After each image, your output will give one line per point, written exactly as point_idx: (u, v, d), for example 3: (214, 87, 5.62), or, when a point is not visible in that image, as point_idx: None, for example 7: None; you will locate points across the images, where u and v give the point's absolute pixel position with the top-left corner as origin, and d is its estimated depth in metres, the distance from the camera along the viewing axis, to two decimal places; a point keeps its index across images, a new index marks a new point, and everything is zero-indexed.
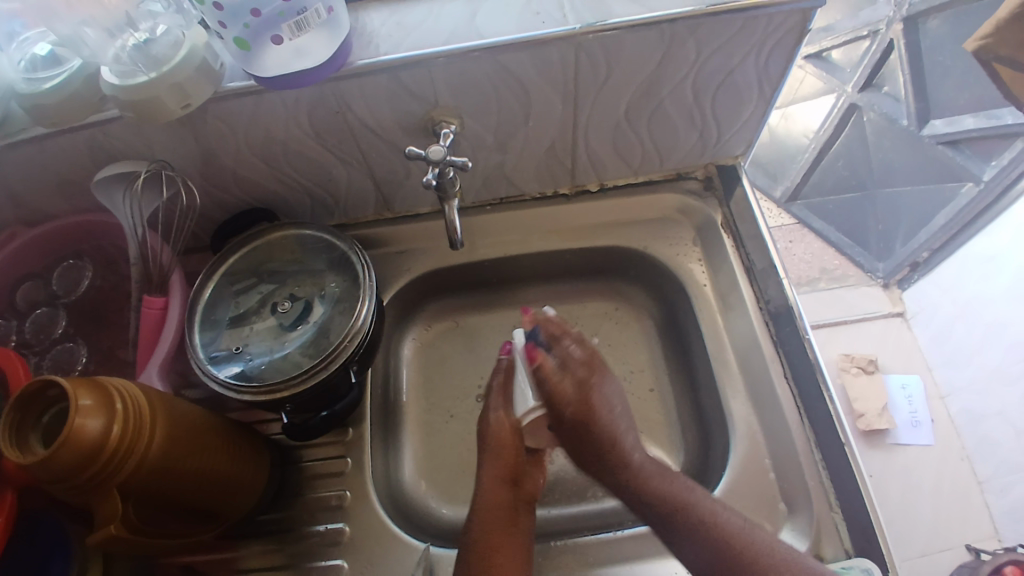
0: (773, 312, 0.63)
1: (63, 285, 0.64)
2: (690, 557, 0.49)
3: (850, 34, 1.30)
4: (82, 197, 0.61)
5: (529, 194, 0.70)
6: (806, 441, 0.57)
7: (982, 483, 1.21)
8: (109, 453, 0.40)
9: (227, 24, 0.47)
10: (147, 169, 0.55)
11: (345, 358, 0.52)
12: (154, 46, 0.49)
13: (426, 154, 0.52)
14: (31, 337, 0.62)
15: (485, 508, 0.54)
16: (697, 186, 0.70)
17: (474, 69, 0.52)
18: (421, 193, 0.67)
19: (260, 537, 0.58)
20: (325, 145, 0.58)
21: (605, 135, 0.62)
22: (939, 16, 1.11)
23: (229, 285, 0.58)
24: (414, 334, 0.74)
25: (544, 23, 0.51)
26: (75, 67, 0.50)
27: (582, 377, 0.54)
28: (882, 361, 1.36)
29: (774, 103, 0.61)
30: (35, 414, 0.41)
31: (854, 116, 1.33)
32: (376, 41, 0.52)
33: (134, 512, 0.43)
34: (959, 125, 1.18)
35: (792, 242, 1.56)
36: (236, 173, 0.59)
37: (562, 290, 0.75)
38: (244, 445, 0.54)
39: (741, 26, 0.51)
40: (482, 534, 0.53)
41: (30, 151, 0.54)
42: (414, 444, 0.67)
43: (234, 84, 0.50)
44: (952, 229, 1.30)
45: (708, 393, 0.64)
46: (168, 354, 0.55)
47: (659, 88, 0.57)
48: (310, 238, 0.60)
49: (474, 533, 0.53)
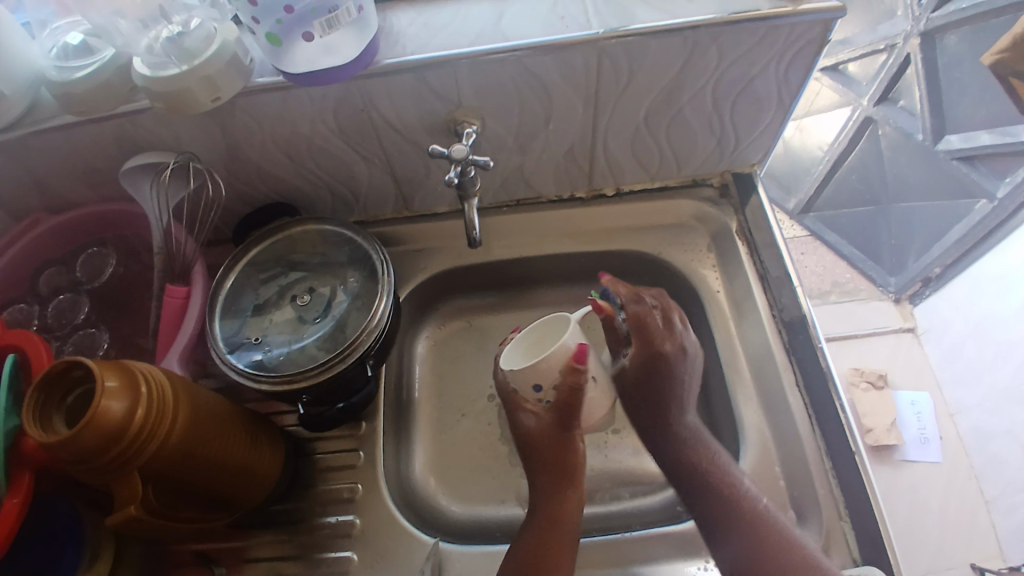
0: (787, 321, 0.63)
1: (86, 271, 0.64)
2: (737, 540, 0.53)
3: (868, 48, 1.28)
4: (108, 187, 0.62)
5: (546, 197, 0.71)
6: (817, 449, 0.58)
7: (989, 502, 1.20)
8: (131, 437, 0.40)
9: (261, 19, 0.49)
10: (175, 162, 0.56)
11: (362, 352, 0.52)
12: (186, 39, 0.50)
13: (448, 153, 0.53)
14: (52, 322, 0.63)
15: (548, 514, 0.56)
16: (713, 193, 0.71)
17: (498, 70, 0.53)
18: (440, 192, 0.68)
19: (271, 527, 0.59)
20: (348, 143, 0.59)
21: (624, 140, 0.63)
22: (957, 32, 1.11)
23: (250, 276, 0.59)
24: (428, 332, 0.74)
25: (569, 27, 0.52)
26: (106, 57, 0.51)
27: (656, 343, 0.61)
28: (892, 376, 1.35)
29: (793, 113, 0.62)
30: (59, 395, 0.42)
31: (868, 130, 1.34)
32: (402, 41, 0.53)
33: (153, 495, 0.44)
34: (975, 141, 1.18)
35: (804, 254, 1.55)
36: (260, 167, 0.60)
37: (575, 293, 0.76)
38: (262, 435, 0.54)
39: (764, 34, 0.52)
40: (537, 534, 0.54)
41: (58, 138, 0.55)
42: (425, 441, 0.68)
43: (263, 80, 0.51)
44: (965, 245, 1.29)
45: (720, 399, 0.65)
46: (188, 342, 0.56)
47: (679, 94, 0.57)
48: (331, 233, 0.61)
49: (532, 531, 0.54)
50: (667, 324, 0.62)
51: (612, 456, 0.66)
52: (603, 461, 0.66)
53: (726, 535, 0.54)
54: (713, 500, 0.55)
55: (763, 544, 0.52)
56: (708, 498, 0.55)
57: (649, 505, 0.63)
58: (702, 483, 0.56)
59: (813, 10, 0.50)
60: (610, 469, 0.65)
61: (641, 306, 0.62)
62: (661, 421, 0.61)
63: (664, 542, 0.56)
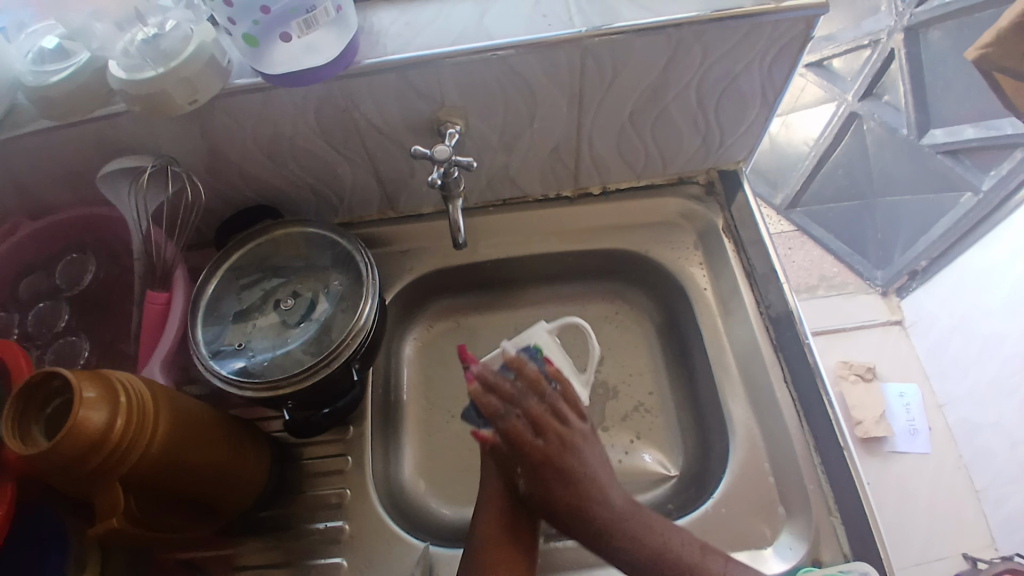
0: (774, 318, 0.63)
1: (65, 278, 0.64)
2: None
3: (851, 45, 1.30)
4: (88, 191, 0.61)
5: (532, 196, 0.70)
6: (806, 445, 0.58)
7: (978, 492, 1.21)
8: (111, 447, 0.40)
9: (238, 20, 0.48)
10: (152, 166, 0.56)
11: (347, 355, 0.52)
12: (163, 40, 0.49)
13: (432, 153, 0.53)
14: (34, 330, 0.62)
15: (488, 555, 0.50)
16: (699, 191, 0.71)
17: (482, 70, 0.52)
18: (424, 193, 0.67)
19: (259, 534, 0.58)
20: (331, 144, 0.58)
21: (609, 138, 0.63)
22: (941, 27, 1.12)
23: (233, 281, 0.59)
24: (416, 333, 0.74)
25: (552, 25, 0.52)
26: (82, 60, 0.51)
27: (530, 458, 0.51)
28: (879, 369, 1.36)
29: (777, 109, 0.62)
30: (38, 406, 0.41)
31: (854, 124, 1.35)
32: (384, 40, 0.52)
33: (136, 505, 0.43)
34: (960, 135, 1.18)
35: (791, 249, 1.57)
36: (241, 169, 0.60)
37: (562, 292, 0.75)
38: (247, 443, 0.54)
39: (747, 32, 0.51)
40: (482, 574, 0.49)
41: (36, 143, 0.54)
42: (413, 443, 0.68)
43: (242, 81, 0.51)
44: (947, 241, 1.31)
45: (708, 396, 0.65)
46: (171, 348, 0.55)
47: (664, 92, 0.57)
48: (315, 235, 0.60)
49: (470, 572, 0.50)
50: (546, 431, 0.51)
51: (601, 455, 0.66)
52: None
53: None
54: (632, 551, 0.49)
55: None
56: (622, 548, 0.49)
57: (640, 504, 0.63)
58: (612, 533, 0.49)
59: (796, 7, 0.50)
60: None
61: (508, 419, 0.53)
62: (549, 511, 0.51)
63: None
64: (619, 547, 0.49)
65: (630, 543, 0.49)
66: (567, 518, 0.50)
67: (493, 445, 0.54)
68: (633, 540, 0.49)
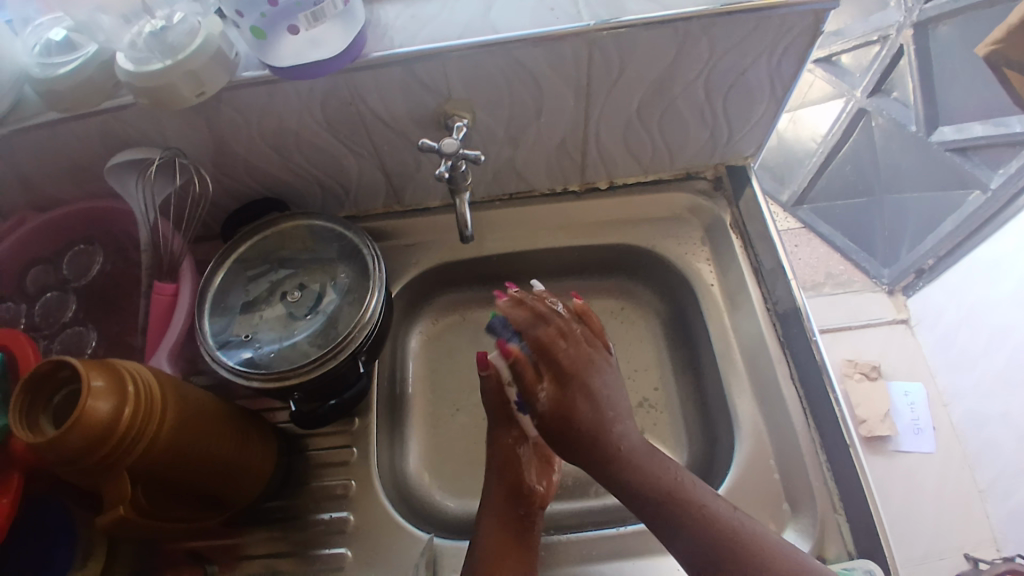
0: (781, 313, 0.63)
1: (73, 269, 0.64)
2: (685, 545, 0.46)
3: (862, 39, 1.31)
4: (95, 184, 0.61)
5: (538, 190, 0.70)
6: (811, 441, 0.58)
7: (983, 491, 1.21)
8: (118, 436, 0.40)
9: (244, 13, 0.48)
10: (159, 157, 0.55)
11: (354, 347, 0.52)
12: (170, 33, 0.49)
13: (439, 147, 0.53)
14: (40, 321, 0.62)
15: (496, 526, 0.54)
16: (706, 186, 0.71)
17: (490, 63, 0.52)
18: (431, 187, 0.67)
19: (265, 525, 0.58)
20: (338, 137, 0.58)
21: (616, 132, 0.62)
22: (950, 22, 1.11)
23: (240, 272, 0.59)
24: (421, 327, 0.74)
25: (560, 18, 0.51)
26: (89, 52, 0.51)
27: (561, 365, 0.51)
28: (885, 366, 1.36)
29: (785, 104, 0.61)
30: (46, 395, 0.41)
31: (862, 121, 1.34)
32: (391, 33, 0.52)
33: (143, 495, 0.43)
34: (969, 132, 1.17)
35: (798, 245, 1.55)
36: (248, 162, 0.60)
37: (568, 287, 0.75)
38: (253, 433, 0.54)
39: (755, 26, 0.51)
40: (489, 537, 0.53)
41: (43, 136, 0.54)
42: (419, 436, 0.68)
43: (249, 74, 0.51)
44: (958, 237, 1.30)
45: (714, 391, 0.65)
46: (177, 340, 0.55)
47: (671, 86, 0.57)
48: (322, 228, 0.60)
49: (482, 537, 0.53)
50: (575, 346, 0.53)
51: None
52: None
53: (664, 521, 0.47)
54: (642, 486, 0.48)
55: (706, 533, 0.45)
56: (635, 484, 0.48)
57: None
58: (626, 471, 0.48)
59: (805, 1, 0.50)
60: None
61: (540, 329, 0.54)
62: (566, 433, 0.50)
63: None
64: (630, 483, 0.48)
65: (642, 481, 0.48)
66: (582, 440, 0.49)
67: (514, 359, 0.54)
68: (644, 475, 0.48)
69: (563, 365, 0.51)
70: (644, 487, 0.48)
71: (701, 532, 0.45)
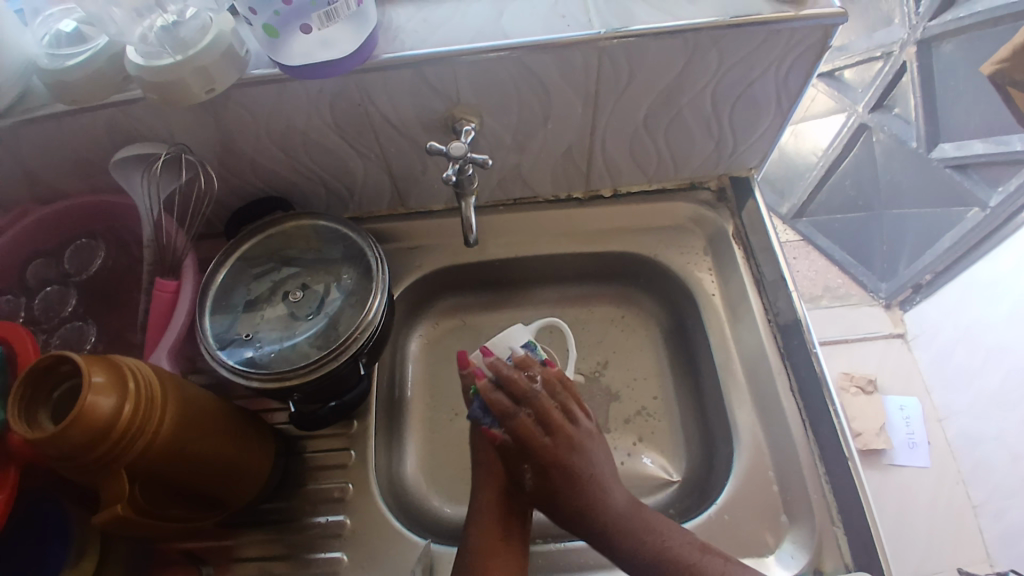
0: (782, 325, 0.63)
1: (75, 264, 0.63)
2: None
3: (864, 55, 1.31)
4: (99, 178, 0.61)
5: (543, 197, 0.70)
6: (811, 454, 0.58)
7: (977, 506, 1.21)
8: (118, 433, 0.39)
9: (257, 10, 0.47)
10: (166, 154, 0.55)
11: (355, 350, 0.51)
12: (182, 28, 0.49)
13: (447, 150, 0.53)
14: (40, 315, 0.62)
15: (486, 525, 0.53)
16: (710, 196, 0.71)
17: (499, 68, 0.52)
18: (436, 190, 0.67)
19: (260, 526, 0.58)
20: (345, 138, 0.58)
21: (622, 141, 0.63)
22: (953, 41, 1.12)
23: (243, 271, 0.58)
24: (422, 330, 0.74)
25: (571, 26, 0.52)
26: (100, 45, 0.51)
27: (545, 457, 0.52)
28: (881, 381, 1.36)
29: (791, 117, 0.62)
30: (46, 391, 0.41)
31: (864, 135, 1.36)
32: (401, 36, 0.52)
33: (141, 493, 0.43)
34: (969, 149, 1.18)
35: (797, 258, 1.56)
36: (254, 161, 0.60)
37: (569, 294, 0.75)
38: (251, 433, 0.53)
39: (765, 39, 0.51)
40: (478, 536, 0.53)
41: (49, 128, 0.54)
42: (417, 440, 0.67)
43: (258, 72, 0.51)
44: (955, 253, 1.30)
45: (714, 402, 0.65)
46: (178, 337, 0.55)
47: (679, 96, 0.57)
48: (326, 229, 0.60)
49: (472, 537, 0.53)
50: (558, 435, 0.52)
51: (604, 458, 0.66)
52: None
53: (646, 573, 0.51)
54: (634, 549, 0.51)
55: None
56: (621, 542, 0.51)
57: None
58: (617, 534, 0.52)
59: (815, 15, 0.50)
60: None
61: (518, 418, 0.52)
62: (555, 499, 0.53)
63: None
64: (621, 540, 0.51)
65: (630, 539, 0.51)
66: (571, 514, 0.52)
67: (500, 444, 0.53)
68: (635, 541, 0.51)
69: (544, 452, 0.52)
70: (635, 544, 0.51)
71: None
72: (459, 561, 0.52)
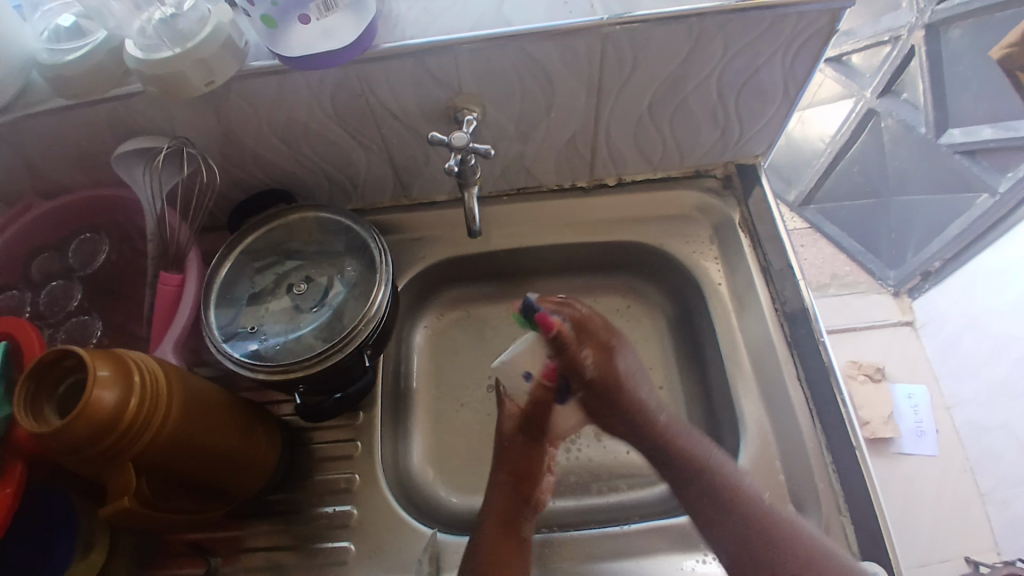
0: (789, 314, 0.63)
1: (79, 258, 0.63)
2: (721, 542, 0.52)
3: (873, 40, 1.29)
4: (102, 172, 0.61)
5: (546, 186, 0.70)
6: (817, 444, 0.57)
7: (984, 495, 1.21)
8: (124, 426, 0.40)
9: (256, 1, 0.47)
10: (167, 146, 0.55)
11: (360, 341, 0.51)
12: (180, 20, 0.49)
13: (449, 140, 0.52)
14: (46, 309, 0.62)
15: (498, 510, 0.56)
16: (716, 184, 0.70)
17: (501, 56, 0.52)
18: (439, 181, 0.67)
19: (268, 517, 0.58)
20: (347, 129, 0.58)
21: (627, 129, 0.62)
22: (961, 25, 1.10)
23: (247, 263, 0.58)
24: (427, 322, 0.73)
25: (573, 13, 0.51)
26: (99, 39, 0.50)
27: (601, 338, 0.62)
28: (888, 369, 1.36)
29: (798, 104, 0.61)
30: (51, 384, 0.41)
31: (871, 121, 1.33)
32: (402, 25, 0.52)
33: (147, 486, 0.43)
34: (978, 135, 1.17)
35: (804, 245, 1.55)
36: (256, 153, 0.59)
37: (574, 284, 0.75)
38: (257, 425, 0.54)
39: (771, 23, 0.51)
40: (495, 536, 0.53)
41: (51, 122, 0.54)
42: (423, 431, 0.67)
43: (258, 63, 0.50)
44: (963, 241, 1.29)
45: (720, 391, 0.64)
46: (183, 330, 0.55)
47: (684, 82, 0.56)
48: (329, 220, 0.60)
49: (486, 528, 0.54)
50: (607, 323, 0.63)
51: (610, 448, 0.66)
52: (600, 452, 0.66)
53: (714, 523, 0.53)
54: (717, 491, 0.54)
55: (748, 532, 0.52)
56: (673, 460, 0.58)
57: (646, 498, 0.63)
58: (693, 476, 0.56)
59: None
60: (607, 460, 0.65)
61: (574, 307, 0.62)
62: (613, 394, 0.61)
63: (663, 534, 0.55)
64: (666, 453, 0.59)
65: (682, 464, 0.57)
66: (629, 405, 0.61)
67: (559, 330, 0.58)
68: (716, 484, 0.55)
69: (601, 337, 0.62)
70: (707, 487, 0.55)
71: (745, 533, 0.52)
72: (469, 551, 0.53)
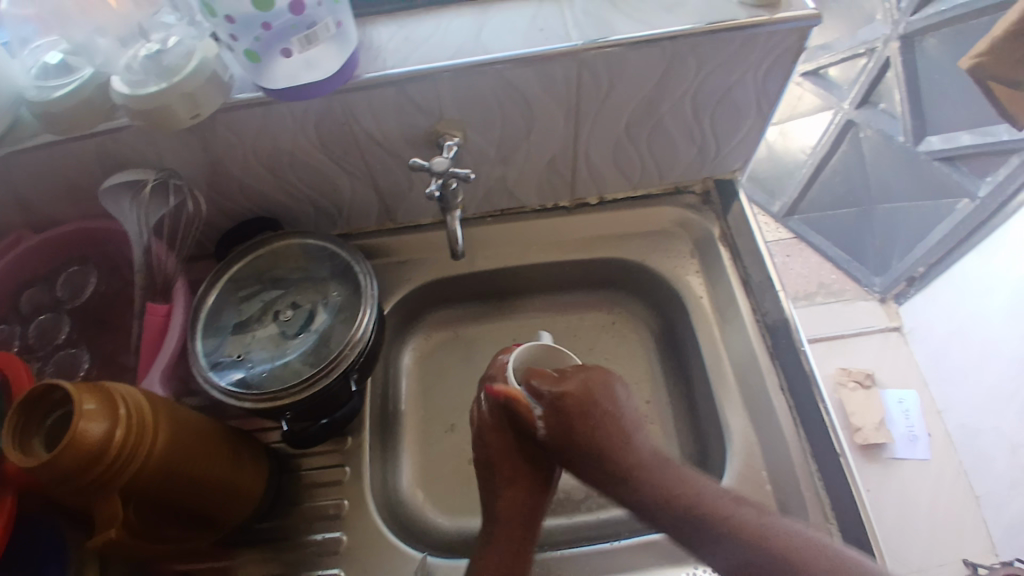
0: (770, 326, 0.64)
1: (67, 291, 0.64)
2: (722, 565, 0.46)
3: (848, 53, 1.31)
4: (91, 203, 0.62)
5: (530, 207, 0.71)
6: (803, 454, 0.58)
7: (979, 498, 1.21)
8: (111, 457, 0.40)
9: (238, 35, 0.47)
10: (153, 179, 0.56)
11: (346, 366, 0.52)
12: (165, 56, 0.49)
13: (429, 165, 0.53)
14: (35, 343, 0.62)
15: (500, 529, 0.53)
16: (695, 201, 0.72)
17: (480, 82, 0.53)
18: (424, 204, 0.68)
19: (257, 546, 0.58)
20: (331, 156, 0.59)
21: (607, 149, 0.63)
22: (937, 35, 1.13)
23: (232, 293, 0.59)
24: (414, 344, 0.74)
25: (549, 39, 0.52)
26: (86, 75, 0.51)
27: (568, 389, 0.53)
28: (879, 375, 1.37)
29: (772, 120, 0.62)
30: (39, 418, 0.41)
31: (850, 133, 1.36)
32: (383, 54, 0.53)
33: (135, 515, 0.43)
34: (956, 141, 1.19)
35: (790, 256, 1.56)
36: (242, 182, 0.60)
37: (560, 302, 0.76)
38: (245, 453, 0.54)
39: (741, 44, 0.52)
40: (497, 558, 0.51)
41: (40, 157, 0.55)
42: (412, 453, 0.68)
43: (243, 95, 0.51)
44: (947, 245, 1.32)
45: (706, 405, 0.65)
46: (171, 358, 0.56)
47: (660, 103, 0.58)
48: (314, 247, 0.61)
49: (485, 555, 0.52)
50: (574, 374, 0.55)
51: None
52: None
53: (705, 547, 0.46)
54: (687, 509, 0.47)
55: (747, 542, 0.45)
56: (634, 478, 0.50)
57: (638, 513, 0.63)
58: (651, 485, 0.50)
59: (789, 18, 0.51)
60: None
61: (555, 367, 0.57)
62: (584, 440, 0.53)
63: (654, 551, 0.56)
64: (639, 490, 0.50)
65: (650, 484, 0.50)
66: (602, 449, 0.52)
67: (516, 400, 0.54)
68: (687, 499, 0.48)
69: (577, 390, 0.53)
70: (687, 512, 0.47)
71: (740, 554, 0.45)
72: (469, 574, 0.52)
